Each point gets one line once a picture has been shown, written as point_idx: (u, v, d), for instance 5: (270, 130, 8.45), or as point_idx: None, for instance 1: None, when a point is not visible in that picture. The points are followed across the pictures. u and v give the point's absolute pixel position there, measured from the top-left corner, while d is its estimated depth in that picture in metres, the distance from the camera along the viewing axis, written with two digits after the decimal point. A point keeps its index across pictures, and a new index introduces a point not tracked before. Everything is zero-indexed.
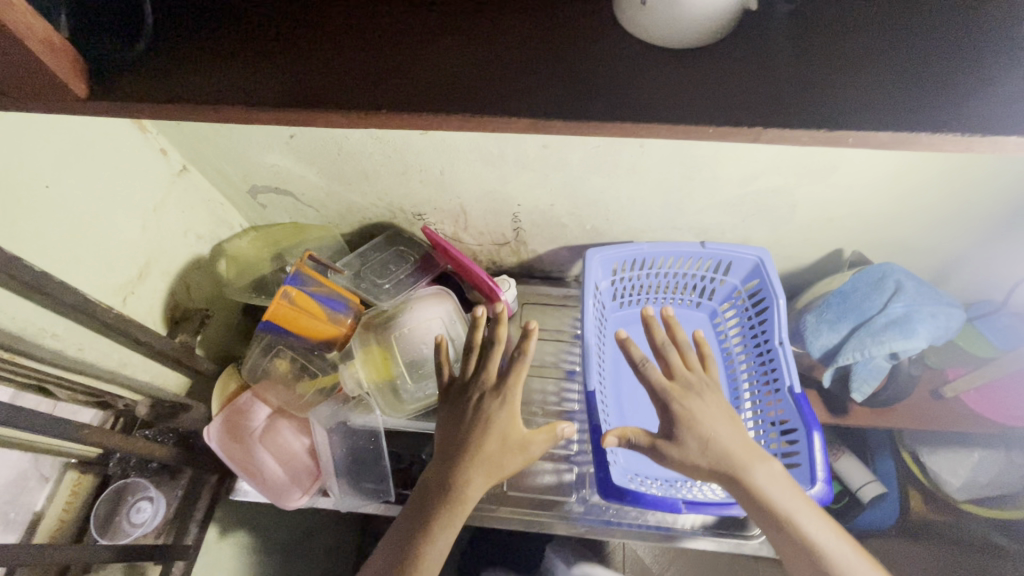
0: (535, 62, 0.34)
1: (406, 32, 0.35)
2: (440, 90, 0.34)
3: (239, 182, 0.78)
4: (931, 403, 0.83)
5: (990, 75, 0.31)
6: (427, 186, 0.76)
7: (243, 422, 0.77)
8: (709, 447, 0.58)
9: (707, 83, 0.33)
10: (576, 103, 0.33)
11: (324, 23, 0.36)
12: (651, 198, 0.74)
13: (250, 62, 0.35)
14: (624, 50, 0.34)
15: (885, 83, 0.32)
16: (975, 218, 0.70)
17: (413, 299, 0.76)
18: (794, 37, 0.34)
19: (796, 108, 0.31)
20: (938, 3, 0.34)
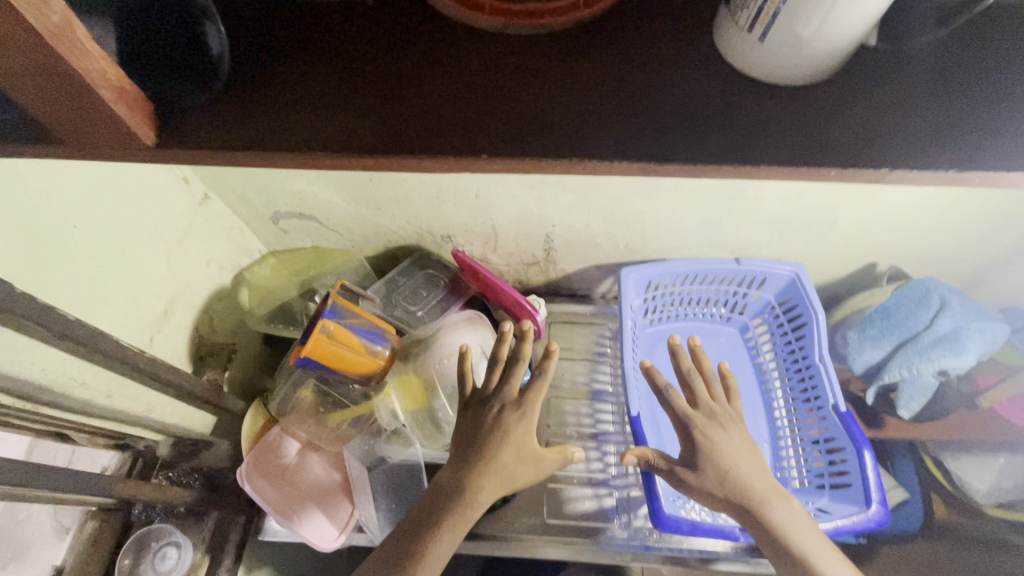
0: (641, 99, 0.32)
1: (496, 68, 0.33)
2: (541, 132, 0.31)
3: (261, 209, 0.75)
4: (966, 413, 0.84)
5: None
6: (460, 209, 0.74)
7: (272, 458, 0.74)
8: (774, 478, 0.57)
9: (822, 121, 0.32)
10: (687, 146, 0.31)
11: (405, 61, 0.34)
12: (690, 217, 0.73)
13: (329, 105, 0.33)
14: (731, 86, 0.33)
15: (1009, 121, 0.31)
16: (1015, 232, 0.70)
17: (446, 326, 0.74)
18: (907, 68, 0.33)
19: (921, 148, 0.30)
20: None
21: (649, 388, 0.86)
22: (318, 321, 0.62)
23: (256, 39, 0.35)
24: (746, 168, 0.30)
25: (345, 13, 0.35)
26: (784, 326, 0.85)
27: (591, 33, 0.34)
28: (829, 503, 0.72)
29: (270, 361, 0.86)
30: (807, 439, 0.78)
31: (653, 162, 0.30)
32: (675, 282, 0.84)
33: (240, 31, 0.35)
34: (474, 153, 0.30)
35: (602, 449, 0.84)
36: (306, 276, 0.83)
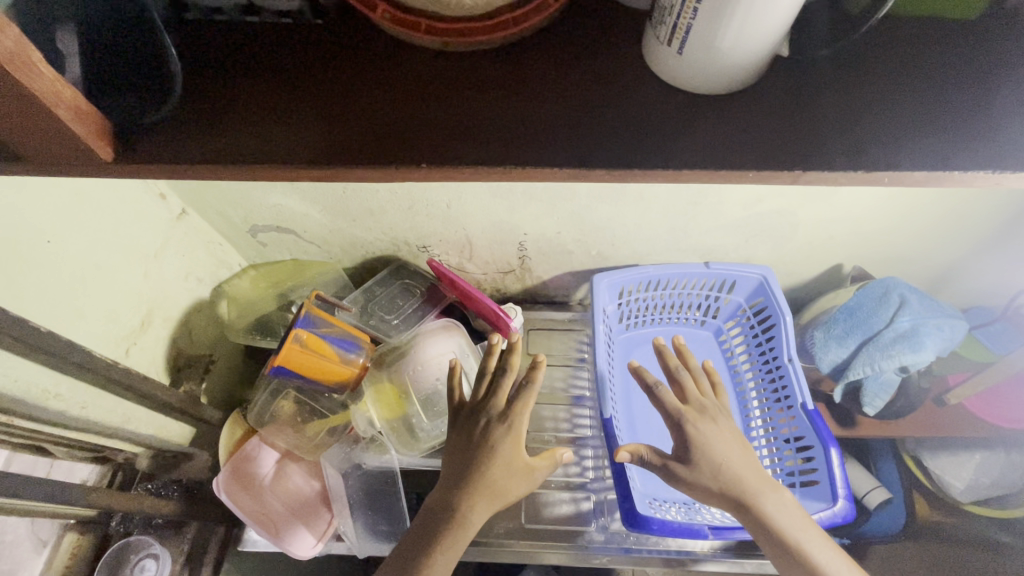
0: (574, 110, 0.34)
1: (436, 84, 0.35)
2: (479, 142, 0.33)
3: (240, 223, 0.76)
4: (935, 411, 0.85)
5: (1014, 116, 0.33)
6: (434, 220, 0.76)
7: (250, 469, 0.74)
8: (741, 477, 0.58)
9: (741, 128, 0.34)
10: (616, 153, 0.33)
11: (350, 79, 0.36)
12: (657, 223, 0.75)
13: (279, 121, 0.35)
14: (660, 95, 0.35)
15: (913, 125, 0.33)
16: (969, 231, 0.73)
17: (420, 334, 0.75)
18: (825, 77, 0.35)
19: (833, 152, 0.32)
20: (954, 47, 0.36)
21: (625, 392, 0.87)
22: (290, 331, 0.64)
23: (212, 61, 0.37)
24: (671, 171, 0.32)
25: (297, 35, 0.37)
26: (756, 328, 0.86)
27: (528, 51, 0.36)
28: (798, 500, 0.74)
29: (250, 373, 0.87)
30: (778, 438, 0.80)
31: (585, 168, 0.32)
32: (647, 287, 0.86)
33: (196, 53, 0.37)
34: (414, 163, 0.32)
35: (581, 453, 0.85)
36: (285, 288, 0.84)
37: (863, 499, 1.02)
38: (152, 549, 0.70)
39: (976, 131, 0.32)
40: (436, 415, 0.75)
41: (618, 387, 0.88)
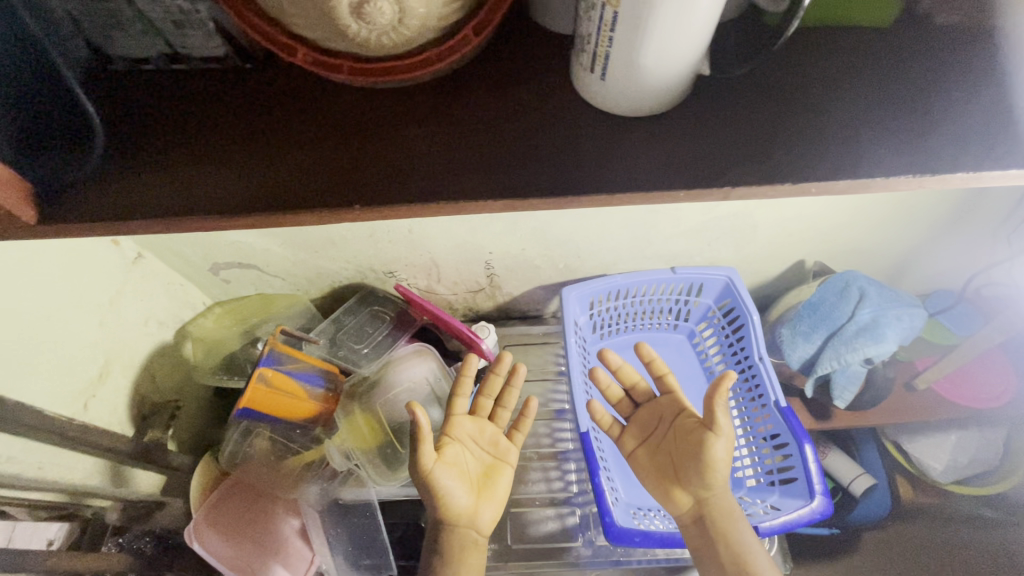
0: (508, 138, 0.34)
1: (368, 118, 0.35)
2: (412, 178, 0.33)
3: (200, 261, 0.76)
4: (906, 396, 0.88)
5: (930, 118, 0.34)
6: (396, 245, 0.76)
7: (223, 512, 0.71)
8: (715, 472, 0.56)
9: (671, 147, 0.34)
10: (554, 176, 0.33)
11: (283, 119, 0.36)
12: (618, 233, 0.76)
13: (212, 171, 0.35)
14: (590, 120, 0.35)
15: (830, 134, 0.34)
16: (920, 221, 0.75)
17: (393, 360, 0.75)
18: (751, 89, 0.36)
19: (758, 164, 0.33)
20: (867, 54, 0.37)
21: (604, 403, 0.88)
22: (255, 370, 0.62)
23: (139, 112, 0.37)
24: (603, 195, 0.32)
25: (227, 82, 0.37)
26: (726, 328, 0.87)
27: (459, 80, 0.36)
28: (778, 497, 0.74)
29: (222, 413, 0.85)
30: (754, 436, 0.80)
31: (523, 196, 0.32)
32: (616, 295, 0.86)
33: (121, 106, 0.37)
34: (344, 205, 0.32)
35: (564, 467, 0.84)
36: (250, 324, 0.83)
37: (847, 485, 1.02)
38: None
39: (897, 133, 0.34)
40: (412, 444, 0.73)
41: (595, 397, 0.88)
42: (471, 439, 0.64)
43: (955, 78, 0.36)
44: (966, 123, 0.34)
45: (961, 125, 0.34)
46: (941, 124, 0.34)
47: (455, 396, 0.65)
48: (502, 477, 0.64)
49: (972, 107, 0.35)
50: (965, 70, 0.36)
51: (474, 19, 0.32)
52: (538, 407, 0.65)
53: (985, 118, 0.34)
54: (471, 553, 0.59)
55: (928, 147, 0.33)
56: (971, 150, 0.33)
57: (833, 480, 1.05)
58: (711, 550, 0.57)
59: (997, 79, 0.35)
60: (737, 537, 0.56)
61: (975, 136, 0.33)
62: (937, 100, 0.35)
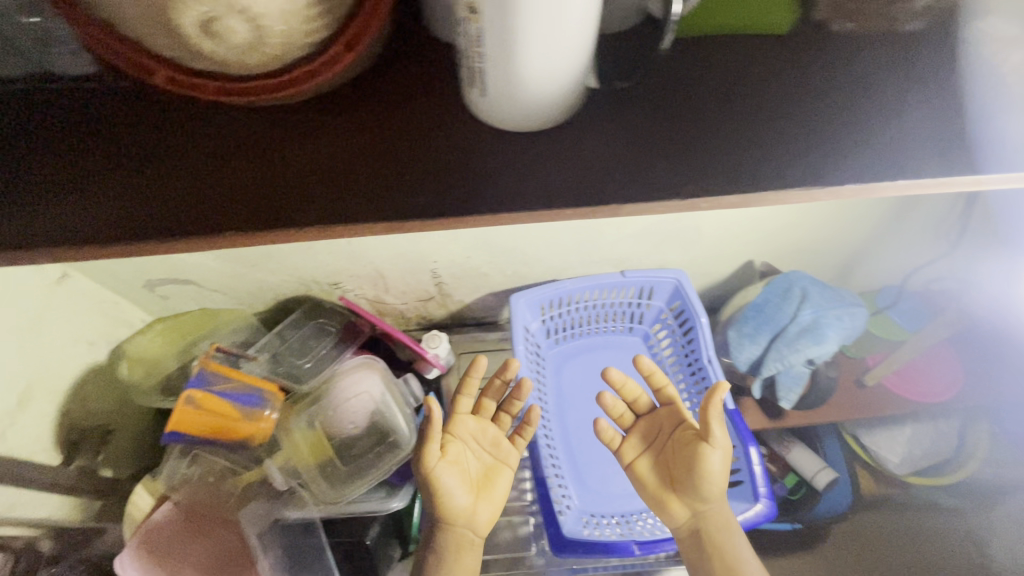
0: (389, 146, 0.33)
1: (255, 135, 0.34)
2: (295, 195, 0.33)
3: (132, 278, 0.73)
4: (857, 392, 0.88)
5: (816, 128, 0.34)
6: (336, 256, 0.74)
7: (158, 538, 0.69)
8: (711, 483, 0.55)
9: (561, 161, 0.34)
10: (440, 194, 0.33)
11: (163, 137, 0.34)
12: (562, 238, 0.75)
13: (82, 190, 0.33)
14: (479, 137, 0.34)
15: (719, 140, 0.33)
16: (860, 219, 0.75)
17: (338, 373, 0.75)
18: (640, 98, 0.34)
19: (647, 176, 0.33)
20: (777, 53, 0.36)
21: (558, 408, 0.87)
22: (182, 393, 0.61)
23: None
24: (487, 216, 0.33)
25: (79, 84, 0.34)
26: (678, 330, 0.87)
27: (348, 91, 0.34)
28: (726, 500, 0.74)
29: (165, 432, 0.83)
30: None
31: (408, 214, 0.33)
32: (567, 300, 0.86)
33: None
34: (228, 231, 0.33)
35: (519, 475, 0.83)
36: (191, 340, 0.80)
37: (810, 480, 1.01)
38: None
39: (785, 143, 0.33)
40: (355, 459, 0.73)
41: (550, 403, 0.87)
42: (473, 439, 0.64)
43: (850, 82, 0.34)
44: (850, 132, 0.33)
45: (844, 136, 0.33)
46: (833, 130, 0.33)
47: (460, 395, 0.65)
48: (501, 480, 0.63)
49: (861, 116, 0.34)
50: (861, 77, 0.35)
51: (344, 35, 0.30)
52: (542, 415, 0.67)
53: (873, 128, 0.34)
54: (467, 555, 0.58)
55: (813, 155, 0.33)
56: (854, 162, 0.33)
57: (796, 476, 1.04)
58: (705, 562, 0.56)
59: (890, 87, 0.34)
60: (731, 547, 0.56)
61: (852, 145, 0.33)
62: (833, 102, 0.34)
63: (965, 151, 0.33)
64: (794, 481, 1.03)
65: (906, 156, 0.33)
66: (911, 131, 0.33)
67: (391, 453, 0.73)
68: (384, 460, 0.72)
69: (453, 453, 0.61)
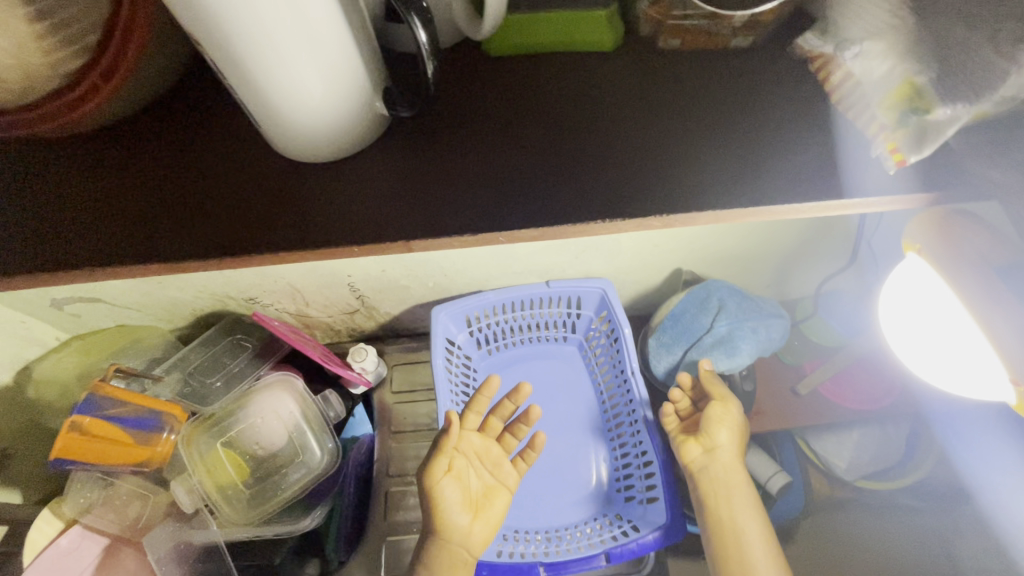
0: (228, 202, 0.43)
1: (150, 192, 0.44)
2: (153, 240, 0.42)
3: (36, 298, 0.67)
4: (790, 400, 0.86)
5: (625, 167, 0.43)
6: (243, 273, 0.70)
7: (65, 562, 0.68)
8: (716, 435, 0.68)
9: (385, 196, 0.43)
10: (285, 230, 0.42)
11: (78, 196, 0.44)
12: (479, 250, 0.72)
13: (16, 235, 0.43)
14: (325, 174, 0.44)
15: (522, 171, 0.43)
16: (783, 228, 0.73)
17: (254, 391, 0.74)
18: (465, 153, 0.44)
19: (455, 206, 0.42)
20: (574, 102, 0.46)
21: None
22: (68, 419, 0.59)
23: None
24: (318, 247, 0.40)
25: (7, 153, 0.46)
26: (609, 341, 0.84)
27: (216, 157, 0.45)
28: (645, 516, 0.74)
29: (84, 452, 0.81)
30: (631, 458, 0.79)
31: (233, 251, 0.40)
32: (494, 311, 0.83)
33: None
34: (83, 264, 0.41)
35: None
36: (104, 359, 0.78)
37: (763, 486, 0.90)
38: None
39: (563, 180, 0.43)
40: (263, 480, 0.73)
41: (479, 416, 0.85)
42: (478, 458, 0.65)
43: (645, 127, 0.45)
44: (641, 179, 0.43)
45: (649, 179, 0.43)
46: (612, 163, 0.43)
47: (468, 412, 0.64)
48: (500, 502, 0.64)
49: (665, 153, 0.44)
50: (653, 122, 0.45)
51: (97, 68, 0.42)
52: (546, 443, 0.66)
53: (661, 174, 0.43)
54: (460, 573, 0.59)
55: (598, 177, 0.43)
56: (624, 185, 0.42)
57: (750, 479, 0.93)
58: (711, 507, 0.67)
59: (689, 134, 0.45)
60: (731, 498, 0.66)
61: (653, 190, 0.42)
62: (611, 145, 0.44)
63: (706, 172, 0.43)
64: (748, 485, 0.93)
65: (657, 193, 0.42)
66: (695, 163, 0.43)
67: (303, 474, 0.72)
68: (296, 480, 0.72)
69: (456, 475, 0.61)
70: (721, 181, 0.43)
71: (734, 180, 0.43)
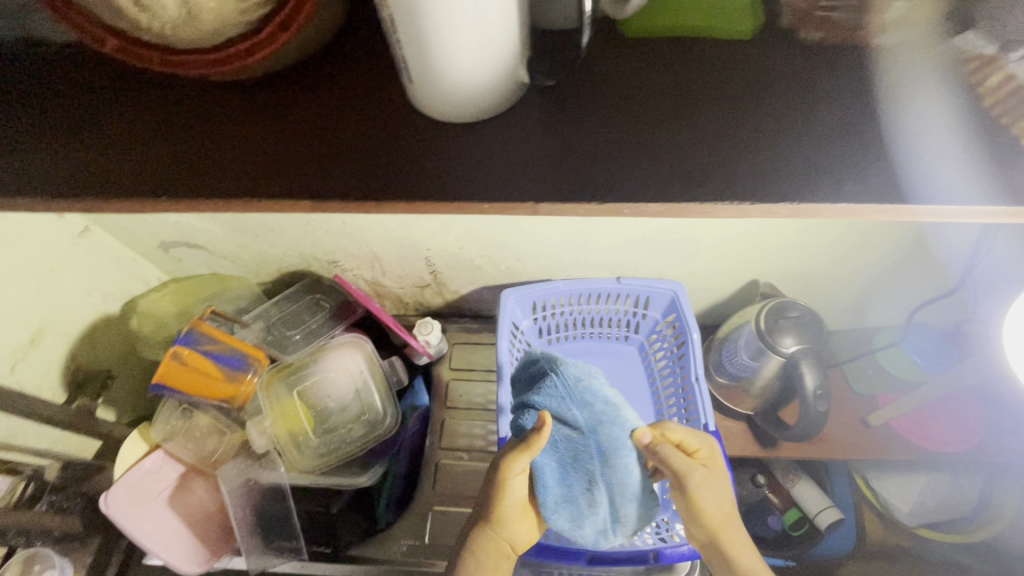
0: (316, 141, 0.41)
1: (240, 127, 0.43)
2: (236, 174, 0.40)
3: (147, 238, 0.75)
4: (859, 431, 0.82)
5: (754, 148, 0.40)
6: (332, 236, 0.74)
7: (146, 483, 0.74)
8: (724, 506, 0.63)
9: (488, 157, 0.41)
10: (375, 179, 0.40)
11: (169, 123, 0.43)
12: (556, 239, 0.72)
13: (101, 155, 0.42)
14: (430, 128, 0.42)
15: (641, 141, 0.40)
16: (877, 245, 0.70)
17: (326, 348, 0.78)
18: (580, 118, 0.42)
19: (569, 171, 0.40)
20: (703, 78, 0.43)
21: None
22: (170, 348, 0.65)
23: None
24: (418, 203, 0.39)
25: (81, 79, 0.45)
26: (673, 346, 0.83)
27: (311, 94, 0.43)
28: None
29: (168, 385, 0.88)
30: None
31: (303, 198, 0.39)
32: (562, 301, 0.84)
33: (31, 100, 0.44)
34: (167, 192, 0.40)
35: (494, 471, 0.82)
36: (196, 302, 0.84)
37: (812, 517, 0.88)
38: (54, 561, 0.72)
39: (682, 161, 0.40)
40: (327, 432, 0.76)
41: None
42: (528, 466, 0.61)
43: (776, 114, 0.41)
44: (759, 165, 0.39)
45: (770, 166, 0.39)
46: (740, 145, 0.40)
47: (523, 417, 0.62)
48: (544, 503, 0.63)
49: (803, 138, 0.40)
50: (786, 114, 0.41)
51: (275, 18, 0.37)
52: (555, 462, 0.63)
53: (787, 163, 0.39)
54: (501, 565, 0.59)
55: (736, 162, 0.40)
56: (756, 169, 0.39)
57: (796, 510, 0.91)
58: None
59: (827, 129, 0.40)
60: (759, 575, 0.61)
61: (772, 175, 0.39)
62: (739, 126, 0.41)
63: (851, 160, 0.39)
64: (794, 515, 0.91)
65: (785, 180, 0.39)
66: (828, 157, 0.39)
67: (365, 433, 0.76)
68: (358, 438, 0.75)
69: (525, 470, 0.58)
70: (862, 179, 0.38)
71: (877, 182, 0.38)
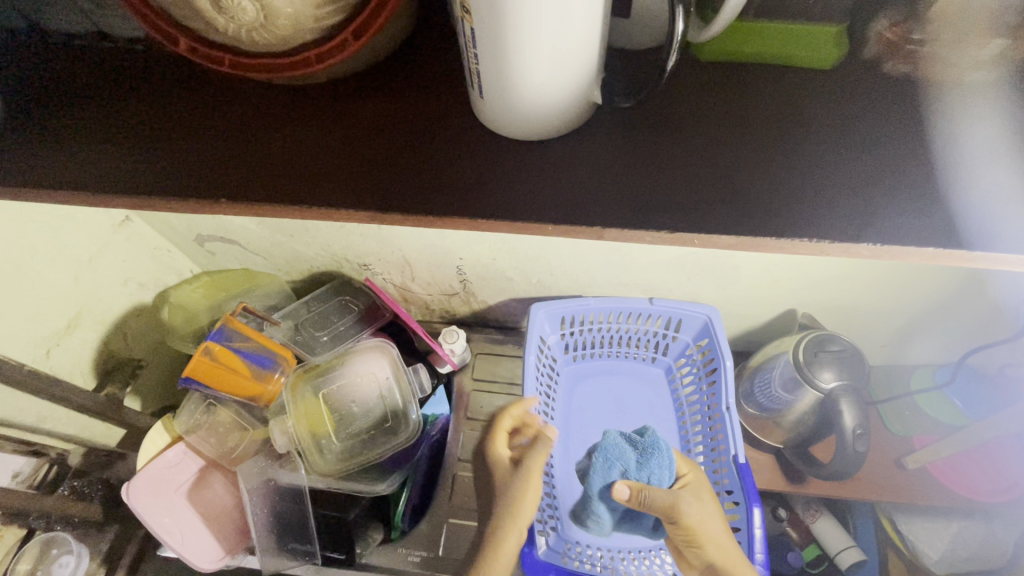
0: (371, 152, 0.42)
1: (295, 133, 0.43)
2: (290, 182, 0.41)
3: (184, 231, 0.75)
4: (892, 472, 0.79)
5: (814, 184, 0.39)
6: (367, 240, 0.72)
7: (167, 475, 0.74)
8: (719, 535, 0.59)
9: (536, 176, 0.41)
10: (426, 197, 0.40)
11: (230, 125, 0.44)
12: (595, 257, 0.70)
13: (160, 154, 0.42)
14: (486, 143, 0.42)
15: (696, 173, 0.40)
16: (928, 281, 0.67)
17: (353, 351, 0.78)
18: (637, 144, 0.41)
19: (619, 196, 0.39)
20: (764, 110, 0.42)
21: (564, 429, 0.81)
22: (202, 343, 0.66)
23: (47, 99, 0.44)
24: (472, 219, 0.39)
25: (143, 79, 0.46)
26: (702, 371, 0.81)
27: (369, 105, 0.43)
28: None
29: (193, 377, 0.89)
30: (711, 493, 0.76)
31: (364, 209, 0.39)
32: (594, 319, 0.82)
33: (97, 96, 0.45)
34: (220, 194, 0.40)
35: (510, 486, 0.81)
36: (226, 297, 0.84)
37: (832, 557, 0.85)
38: (72, 546, 0.74)
39: (738, 196, 0.39)
40: (350, 436, 0.76)
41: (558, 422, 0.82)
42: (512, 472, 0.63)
43: (846, 148, 0.40)
44: (821, 200, 0.38)
45: (834, 200, 0.38)
46: (804, 183, 0.39)
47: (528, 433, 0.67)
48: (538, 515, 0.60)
49: (869, 180, 0.39)
50: (857, 150, 0.40)
51: (351, 25, 0.38)
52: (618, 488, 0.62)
53: (852, 203, 0.38)
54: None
55: (798, 201, 0.38)
56: (818, 210, 0.38)
57: (816, 547, 0.88)
58: None
59: (890, 171, 0.39)
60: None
61: (831, 210, 0.38)
62: (802, 162, 0.40)
63: (915, 205, 0.37)
64: (813, 553, 0.88)
65: (843, 219, 0.37)
66: (885, 199, 0.38)
67: (388, 440, 0.75)
68: (381, 445, 0.75)
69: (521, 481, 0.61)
70: (923, 219, 0.37)
71: (935, 224, 0.37)
